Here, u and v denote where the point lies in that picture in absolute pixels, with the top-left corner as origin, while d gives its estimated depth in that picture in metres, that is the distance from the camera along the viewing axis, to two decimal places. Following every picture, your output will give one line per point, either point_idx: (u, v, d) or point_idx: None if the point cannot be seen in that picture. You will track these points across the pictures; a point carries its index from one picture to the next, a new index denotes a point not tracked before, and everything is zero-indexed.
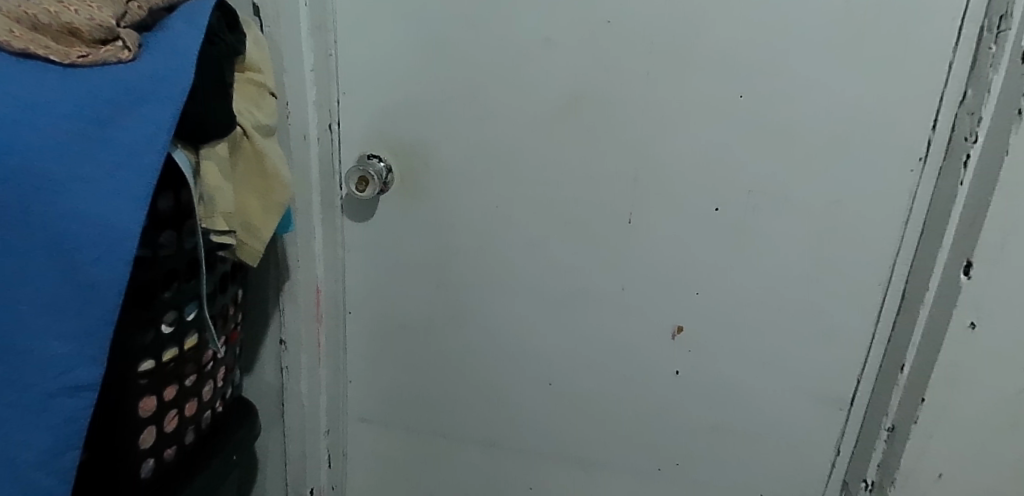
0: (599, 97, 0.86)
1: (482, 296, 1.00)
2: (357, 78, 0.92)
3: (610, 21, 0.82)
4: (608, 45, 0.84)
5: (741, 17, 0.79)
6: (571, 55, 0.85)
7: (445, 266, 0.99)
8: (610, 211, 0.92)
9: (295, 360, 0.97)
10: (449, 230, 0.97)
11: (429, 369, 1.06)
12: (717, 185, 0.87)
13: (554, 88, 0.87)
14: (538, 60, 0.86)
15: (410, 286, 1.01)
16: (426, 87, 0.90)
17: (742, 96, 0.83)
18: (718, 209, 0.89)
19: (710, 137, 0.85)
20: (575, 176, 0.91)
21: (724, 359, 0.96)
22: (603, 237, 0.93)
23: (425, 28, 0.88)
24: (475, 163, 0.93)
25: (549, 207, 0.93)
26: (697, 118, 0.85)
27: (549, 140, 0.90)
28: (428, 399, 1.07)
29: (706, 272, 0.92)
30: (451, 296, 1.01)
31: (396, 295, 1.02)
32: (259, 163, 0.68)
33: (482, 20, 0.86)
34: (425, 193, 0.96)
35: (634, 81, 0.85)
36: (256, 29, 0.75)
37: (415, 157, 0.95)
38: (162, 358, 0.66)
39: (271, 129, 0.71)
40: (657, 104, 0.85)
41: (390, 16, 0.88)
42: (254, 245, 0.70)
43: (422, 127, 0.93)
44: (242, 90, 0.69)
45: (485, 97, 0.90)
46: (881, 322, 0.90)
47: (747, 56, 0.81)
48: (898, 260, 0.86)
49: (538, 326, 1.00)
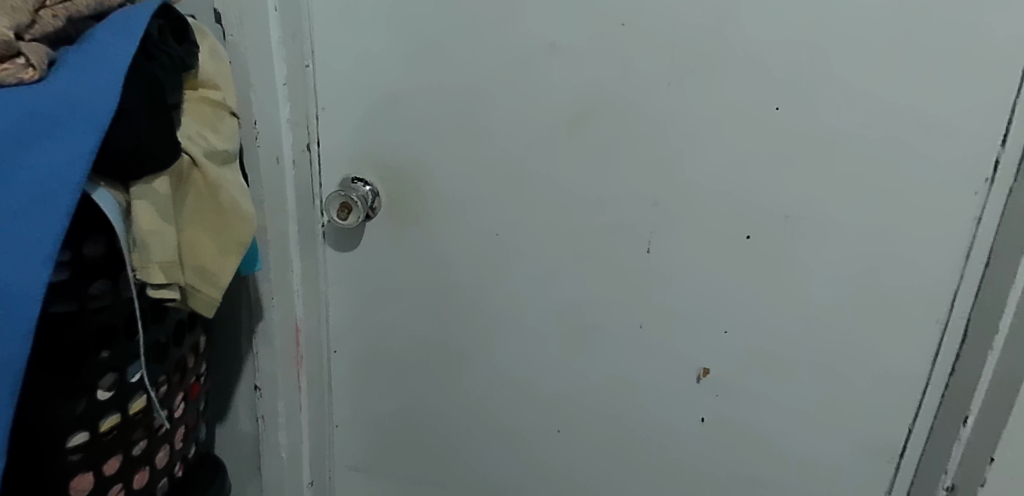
0: (613, 108, 0.76)
1: (484, 333, 0.89)
2: (337, 90, 0.82)
3: (624, 23, 0.72)
4: (623, 49, 0.73)
5: (777, 16, 0.68)
6: (580, 62, 0.74)
7: (441, 299, 0.89)
8: (626, 239, 0.81)
9: (272, 409, 0.85)
10: (446, 259, 0.87)
11: (436, 413, 0.95)
12: (748, 210, 0.77)
13: (562, 101, 0.77)
14: (543, 68, 0.76)
15: (403, 322, 0.91)
16: (416, 99, 0.80)
17: (779, 108, 0.72)
18: (750, 237, 0.78)
19: (741, 154, 0.74)
20: (586, 200, 0.80)
21: (756, 405, 0.85)
22: (619, 267, 0.82)
23: (413, 34, 0.77)
24: (473, 184, 0.83)
25: (558, 235, 0.83)
26: (725, 133, 0.74)
27: (557, 159, 0.79)
28: (425, 445, 0.97)
29: (738, 308, 0.81)
30: (449, 333, 0.91)
31: (387, 331, 0.92)
32: (213, 197, 0.57)
33: (477, 24, 0.75)
34: (417, 219, 0.86)
35: (653, 91, 0.74)
36: (213, 37, 0.65)
37: (405, 178, 0.84)
38: (99, 428, 0.56)
39: (229, 155, 0.61)
40: (680, 116, 0.74)
41: (374, 20, 0.78)
42: (209, 292, 0.60)
43: (413, 145, 0.83)
44: (194, 110, 0.59)
45: (483, 111, 0.79)
46: (938, 364, 0.79)
47: (785, 61, 0.70)
48: (958, 294, 0.75)
49: (546, 367, 0.89)
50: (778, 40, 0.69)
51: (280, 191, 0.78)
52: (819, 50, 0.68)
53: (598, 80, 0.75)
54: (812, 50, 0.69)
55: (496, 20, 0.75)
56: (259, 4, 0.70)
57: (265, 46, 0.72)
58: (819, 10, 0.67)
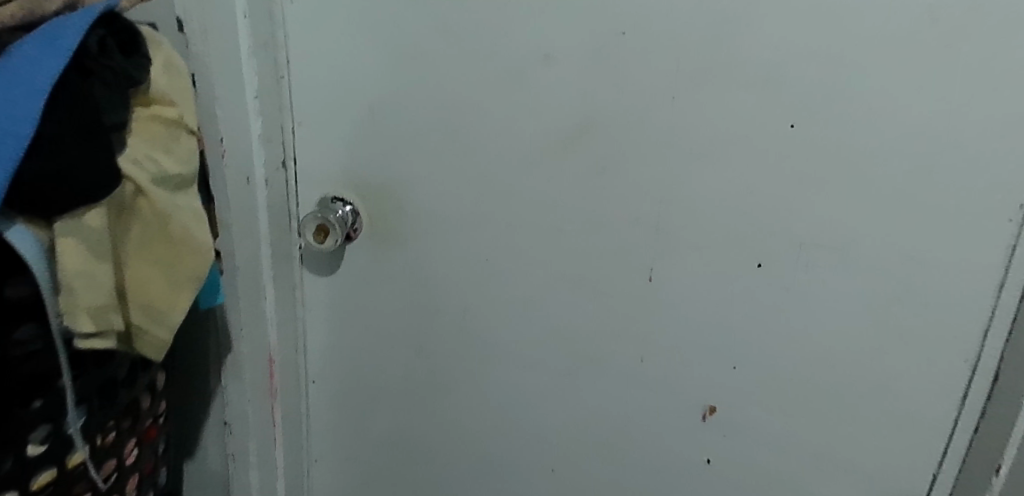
0: (612, 125, 0.70)
1: (473, 363, 0.83)
2: (313, 102, 0.76)
3: (623, 32, 0.65)
4: (624, 60, 0.67)
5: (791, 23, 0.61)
6: (578, 73, 0.68)
7: (426, 328, 0.83)
8: (627, 267, 0.75)
9: (242, 447, 0.79)
10: (431, 284, 0.81)
11: (422, 449, 0.89)
12: (757, 238, 0.70)
13: (556, 116, 0.70)
14: (537, 80, 0.69)
15: (386, 351, 0.85)
16: (399, 114, 0.74)
17: (793, 126, 0.65)
18: (761, 266, 0.71)
19: (751, 175, 0.68)
20: (583, 224, 0.74)
21: (766, 448, 0.78)
22: (618, 297, 0.76)
23: (393, 43, 0.71)
24: (461, 205, 0.77)
25: (552, 261, 0.76)
26: (734, 152, 0.67)
27: (551, 180, 0.73)
28: (411, 482, 0.91)
29: (746, 343, 0.74)
30: (435, 364, 0.84)
31: (368, 359, 0.86)
32: (162, 227, 0.51)
33: (463, 32, 0.69)
34: (400, 241, 0.80)
35: (656, 106, 0.68)
36: (168, 45, 0.58)
37: (387, 198, 0.78)
38: (30, 487, 0.50)
39: (183, 179, 0.55)
40: (685, 134, 0.68)
41: (354, 27, 0.72)
42: (158, 333, 0.53)
43: (395, 163, 0.76)
44: (144, 130, 0.53)
45: (472, 127, 0.73)
46: (966, 409, 0.71)
47: (802, 73, 0.63)
48: (990, 331, 0.67)
49: (540, 401, 0.83)
50: (793, 50, 0.62)
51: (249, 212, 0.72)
52: (840, 60, 0.61)
53: (594, 92, 0.69)
54: (829, 61, 0.62)
55: (483, 28, 0.69)
56: (220, 10, 0.64)
57: (229, 53, 0.66)
58: (836, 18, 0.60)
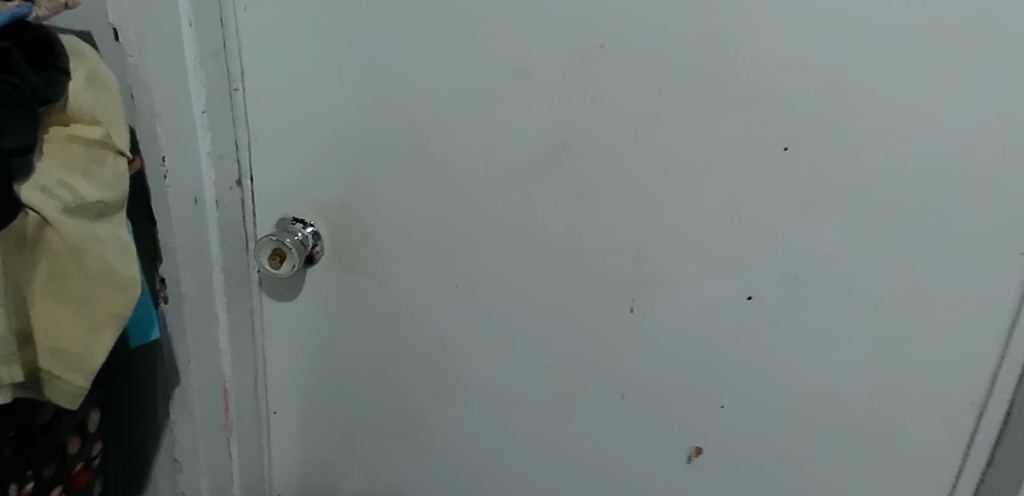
0: (589, 145, 0.64)
1: (442, 397, 0.78)
2: (270, 116, 0.70)
3: (601, 44, 0.59)
4: (603, 75, 0.61)
5: (784, 36, 0.55)
6: (553, 89, 0.62)
7: (393, 358, 0.78)
8: (606, 298, 0.69)
9: (193, 484, 0.74)
10: (397, 312, 0.76)
11: (391, 483, 0.85)
12: (745, 269, 0.64)
13: (529, 135, 0.65)
14: (507, 96, 0.64)
15: (352, 383, 0.80)
16: (362, 130, 0.69)
17: (787, 149, 0.59)
18: (752, 299, 0.65)
19: (740, 201, 0.62)
20: (559, 251, 0.68)
21: (755, 491, 0.73)
22: (597, 329, 0.70)
23: (352, 56, 0.65)
24: (429, 230, 0.71)
25: (527, 290, 0.71)
26: (722, 176, 0.61)
27: (524, 204, 0.67)
28: None
29: (734, 381, 0.69)
30: (403, 396, 0.79)
31: (334, 388, 0.81)
32: (76, 262, 0.46)
33: (427, 44, 0.63)
34: (364, 265, 0.74)
35: (639, 126, 0.62)
36: (97, 57, 0.54)
37: (349, 220, 0.73)
38: None
39: (105, 207, 0.50)
40: (669, 156, 0.62)
41: (311, 37, 0.66)
42: (72, 380, 0.48)
43: (358, 183, 0.71)
44: (59, 152, 0.48)
45: (439, 146, 0.67)
46: (974, 458, 0.65)
47: (795, 91, 0.57)
48: (1000, 374, 0.61)
49: (515, 437, 0.78)
50: (786, 67, 0.56)
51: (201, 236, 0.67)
52: (836, 78, 0.55)
53: (569, 110, 0.63)
54: (827, 79, 0.56)
55: (449, 39, 0.63)
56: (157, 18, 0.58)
57: (166, 65, 0.60)
58: (834, 32, 0.54)
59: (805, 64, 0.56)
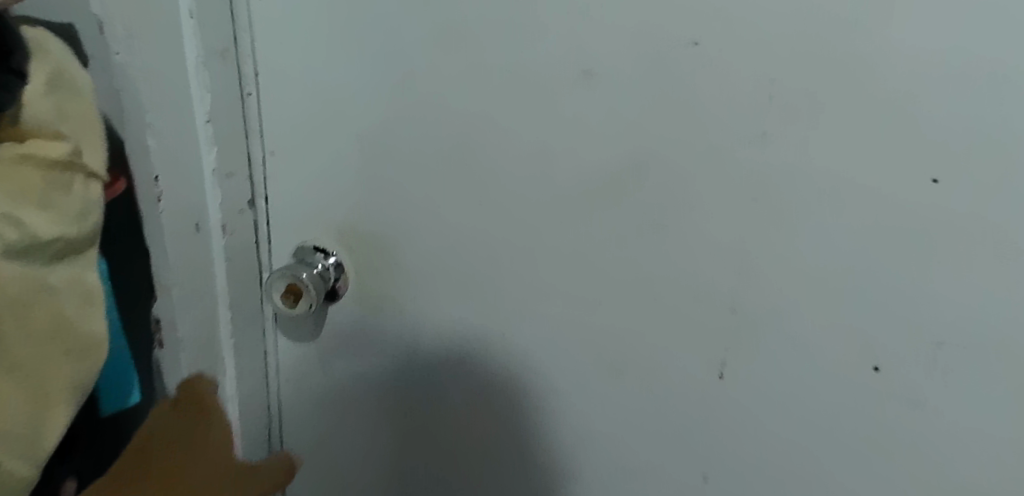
0: (672, 172, 0.50)
1: (499, 401, 0.65)
2: (286, 128, 0.59)
3: (696, 41, 0.45)
4: (694, 82, 0.47)
5: (922, 18, 0.39)
6: (631, 100, 0.49)
7: (439, 385, 0.67)
8: (688, 360, 0.56)
9: None
10: (442, 334, 0.64)
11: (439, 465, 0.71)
12: (873, 338, 0.49)
13: (595, 157, 0.52)
14: (571, 108, 0.51)
15: (398, 337, 0.66)
16: (393, 147, 0.57)
17: (937, 181, 0.43)
18: (879, 370, 0.50)
19: (869, 246, 0.47)
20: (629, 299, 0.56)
21: None
22: (674, 395, 0.58)
23: (381, 58, 0.54)
24: (471, 267, 0.60)
25: (585, 339, 0.59)
26: (836, 218, 0.47)
27: (585, 238, 0.55)
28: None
29: (852, 475, 0.55)
30: (452, 393, 0.67)
31: (377, 358, 0.68)
32: (19, 320, 0.36)
33: (473, 41, 0.51)
34: (390, 306, 0.65)
35: (739, 149, 0.48)
36: (71, 55, 0.44)
37: (378, 235, 0.62)
38: None
39: (65, 246, 0.39)
40: (776, 191, 0.48)
41: (333, 33, 0.54)
42: (15, 470, 0.37)
43: (390, 209, 0.60)
44: (6, 173, 0.37)
45: (485, 168, 0.55)
46: None
47: (939, 98, 0.41)
48: None
49: (580, 475, 0.65)
50: (924, 65, 0.41)
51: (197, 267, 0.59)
52: (999, 82, 0.39)
53: (651, 126, 0.49)
54: (983, 85, 0.40)
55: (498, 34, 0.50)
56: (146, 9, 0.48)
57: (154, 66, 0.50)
58: (989, 13, 0.38)
59: (952, 66, 0.40)
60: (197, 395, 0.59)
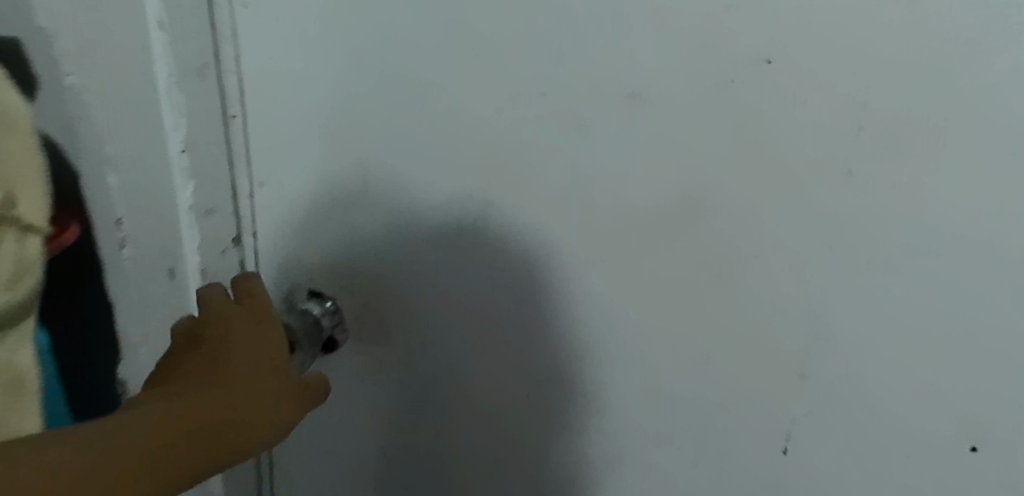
0: (734, 219, 0.42)
1: (513, 301, 0.51)
2: (279, 157, 0.52)
3: (768, 58, 0.37)
4: (762, 110, 0.38)
5: None
6: (685, 130, 0.40)
7: (433, 278, 0.54)
8: (743, 432, 0.48)
9: None
10: (474, 270, 0.52)
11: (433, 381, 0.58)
12: (972, 416, 0.41)
13: (636, 194, 0.44)
14: (609, 140, 0.43)
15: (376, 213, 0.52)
16: (404, 178, 0.50)
17: None
18: (977, 449, 0.42)
19: (969, 311, 0.38)
20: (673, 360, 0.48)
21: None
22: (725, 468, 0.50)
23: (386, 77, 0.46)
24: (488, 316, 0.53)
25: (620, 393, 0.51)
26: (932, 277, 0.39)
27: (624, 287, 0.47)
28: (416, 450, 0.62)
29: None
30: (450, 286, 0.53)
31: (360, 230, 0.54)
32: None
33: (491, 51, 0.43)
34: (396, 356, 0.59)
35: (817, 191, 0.39)
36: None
37: (399, 169, 0.50)
38: None
39: None
40: (860, 246, 0.39)
41: (331, 47, 0.46)
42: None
43: (399, 247, 0.53)
44: None
45: (506, 206, 0.48)
46: None
47: None
48: None
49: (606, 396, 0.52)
50: None
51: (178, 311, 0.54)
52: None
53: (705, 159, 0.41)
54: None
55: (523, 45, 0.42)
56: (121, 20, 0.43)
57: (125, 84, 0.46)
58: None
59: None
60: (266, 310, 0.47)
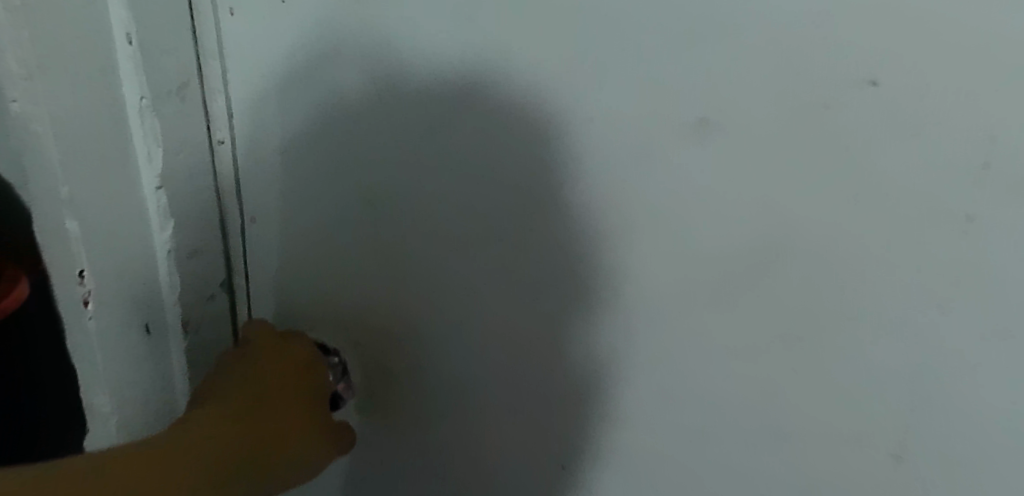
0: (808, 273, 0.35)
1: (509, 142, 0.39)
2: (270, 184, 0.46)
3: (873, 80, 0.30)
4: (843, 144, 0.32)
5: None
6: (745, 167, 0.34)
7: (402, 107, 0.41)
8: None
9: None
10: (470, 153, 0.40)
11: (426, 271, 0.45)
12: None
13: (690, 236, 0.37)
14: (660, 177, 0.36)
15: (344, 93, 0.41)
16: (409, 195, 0.43)
17: None
18: None
19: None
20: (732, 428, 0.41)
21: None
22: None
23: (386, 91, 0.40)
24: (513, 340, 0.45)
25: (671, 464, 0.44)
26: None
27: (678, 342, 0.40)
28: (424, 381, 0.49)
29: None
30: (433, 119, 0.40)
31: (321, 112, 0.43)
32: None
33: (514, 66, 0.37)
34: (410, 416, 0.51)
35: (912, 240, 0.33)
36: None
37: (389, 75, 0.40)
38: None
39: None
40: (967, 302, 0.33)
41: (325, 57, 0.41)
42: None
43: (405, 286, 0.46)
44: None
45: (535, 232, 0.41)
46: None
47: None
48: None
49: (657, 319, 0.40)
50: None
51: (158, 363, 0.48)
52: None
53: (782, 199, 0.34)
54: None
55: (549, 59, 0.36)
56: (77, 43, 0.38)
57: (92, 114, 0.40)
58: None
59: None
60: (302, 361, 0.45)
